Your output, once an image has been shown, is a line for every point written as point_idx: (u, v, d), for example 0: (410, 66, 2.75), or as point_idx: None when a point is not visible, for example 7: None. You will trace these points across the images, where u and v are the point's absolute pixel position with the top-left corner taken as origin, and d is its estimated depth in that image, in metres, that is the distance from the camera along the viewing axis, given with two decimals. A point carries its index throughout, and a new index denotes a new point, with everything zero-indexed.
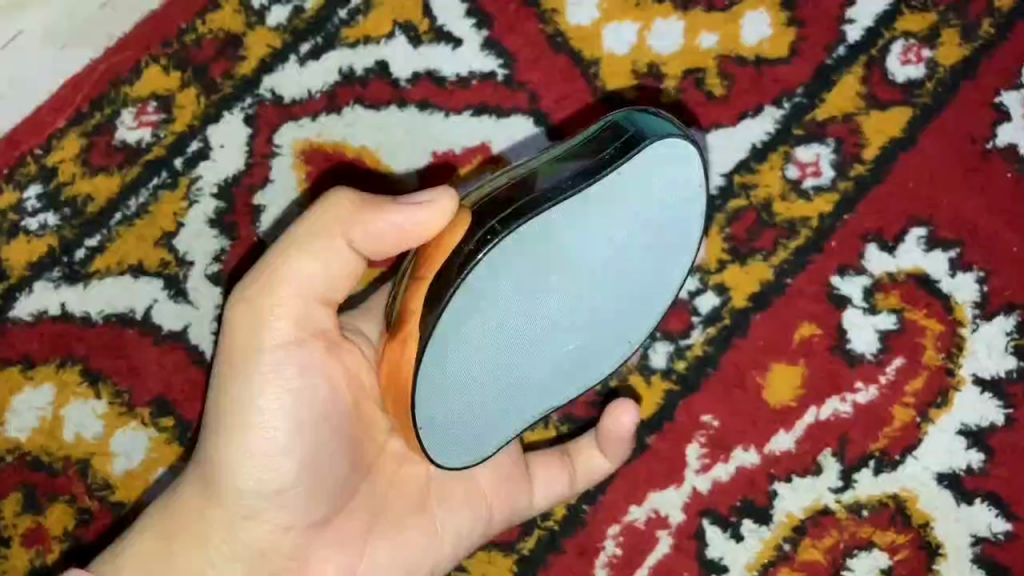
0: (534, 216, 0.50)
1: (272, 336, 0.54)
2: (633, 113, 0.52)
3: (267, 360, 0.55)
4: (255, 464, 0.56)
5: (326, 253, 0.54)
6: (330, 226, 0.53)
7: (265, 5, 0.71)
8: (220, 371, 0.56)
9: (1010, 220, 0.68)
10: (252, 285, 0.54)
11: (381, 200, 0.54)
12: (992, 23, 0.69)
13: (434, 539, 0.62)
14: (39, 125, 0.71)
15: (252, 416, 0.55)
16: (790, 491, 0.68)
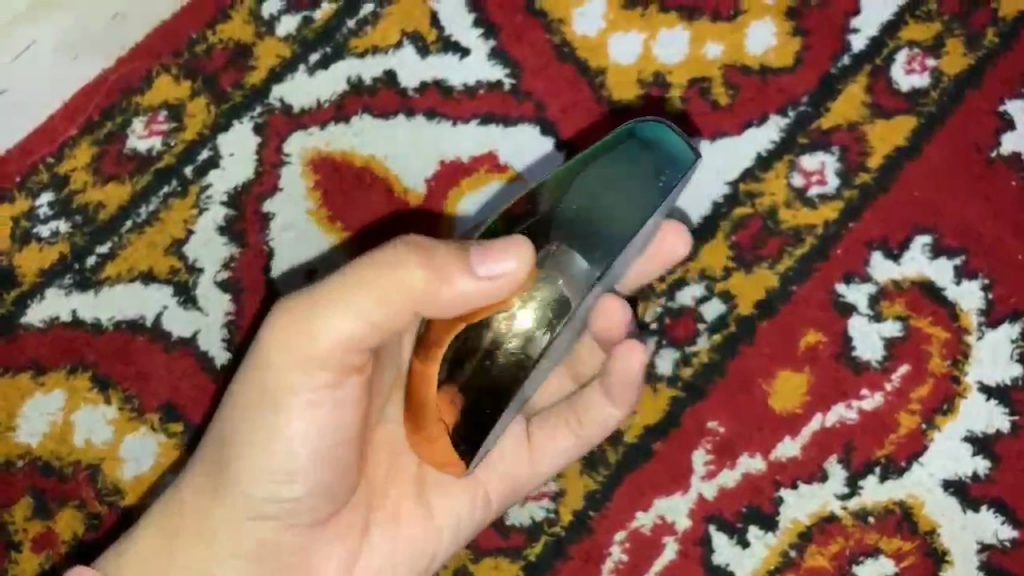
0: (559, 239, 0.56)
1: (304, 377, 0.53)
2: (634, 125, 0.58)
3: (297, 397, 0.54)
4: (269, 478, 0.56)
5: (375, 302, 0.51)
6: (394, 295, 0.51)
7: (274, 15, 0.72)
8: (253, 389, 0.55)
9: (1015, 228, 0.68)
10: (294, 332, 0.52)
11: (448, 263, 0.51)
12: (996, 32, 0.70)
13: (434, 529, 0.62)
14: (51, 134, 0.72)
15: (275, 440, 0.55)
16: (796, 498, 0.68)
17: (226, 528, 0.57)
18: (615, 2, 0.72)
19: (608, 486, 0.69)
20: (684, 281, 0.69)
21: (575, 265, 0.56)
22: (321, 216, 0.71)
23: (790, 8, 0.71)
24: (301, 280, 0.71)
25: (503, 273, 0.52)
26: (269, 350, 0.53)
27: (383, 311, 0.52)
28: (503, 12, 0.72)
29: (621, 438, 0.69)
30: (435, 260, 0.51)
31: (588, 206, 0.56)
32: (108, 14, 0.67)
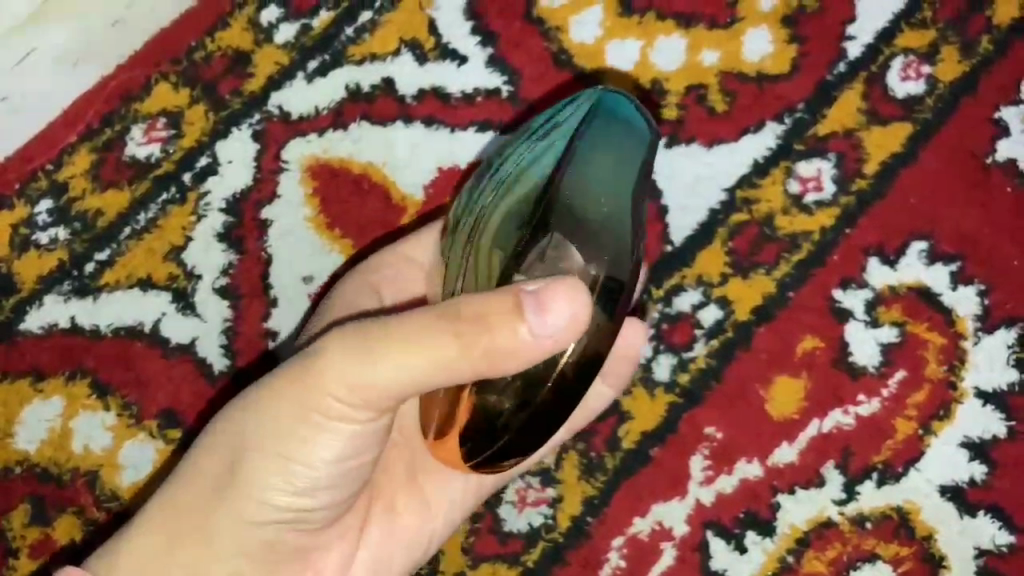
0: (561, 229, 0.48)
1: (353, 407, 0.51)
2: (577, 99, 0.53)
3: (342, 422, 0.52)
4: (292, 490, 0.54)
5: (429, 349, 0.47)
6: (448, 359, 0.46)
7: (273, 23, 0.72)
8: (285, 408, 0.52)
9: (1011, 234, 0.68)
10: (354, 367, 0.49)
11: (503, 314, 0.45)
12: (991, 40, 0.70)
13: (429, 515, 0.63)
14: (50, 141, 0.72)
15: (309, 458, 0.53)
16: (794, 503, 0.68)
17: (232, 530, 0.54)
18: (611, 10, 0.72)
19: (607, 492, 0.69)
20: (681, 287, 0.70)
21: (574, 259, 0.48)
22: (319, 224, 0.72)
23: (786, 16, 0.71)
24: (299, 286, 0.72)
25: (568, 324, 0.45)
26: (324, 371, 0.50)
27: (438, 373, 0.47)
28: (501, 20, 0.72)
29: (619, 444, 0.70)
30: (491, 318, 0.45)
31: (580, 182, 0.49)
32: (108, 21, 0.67)
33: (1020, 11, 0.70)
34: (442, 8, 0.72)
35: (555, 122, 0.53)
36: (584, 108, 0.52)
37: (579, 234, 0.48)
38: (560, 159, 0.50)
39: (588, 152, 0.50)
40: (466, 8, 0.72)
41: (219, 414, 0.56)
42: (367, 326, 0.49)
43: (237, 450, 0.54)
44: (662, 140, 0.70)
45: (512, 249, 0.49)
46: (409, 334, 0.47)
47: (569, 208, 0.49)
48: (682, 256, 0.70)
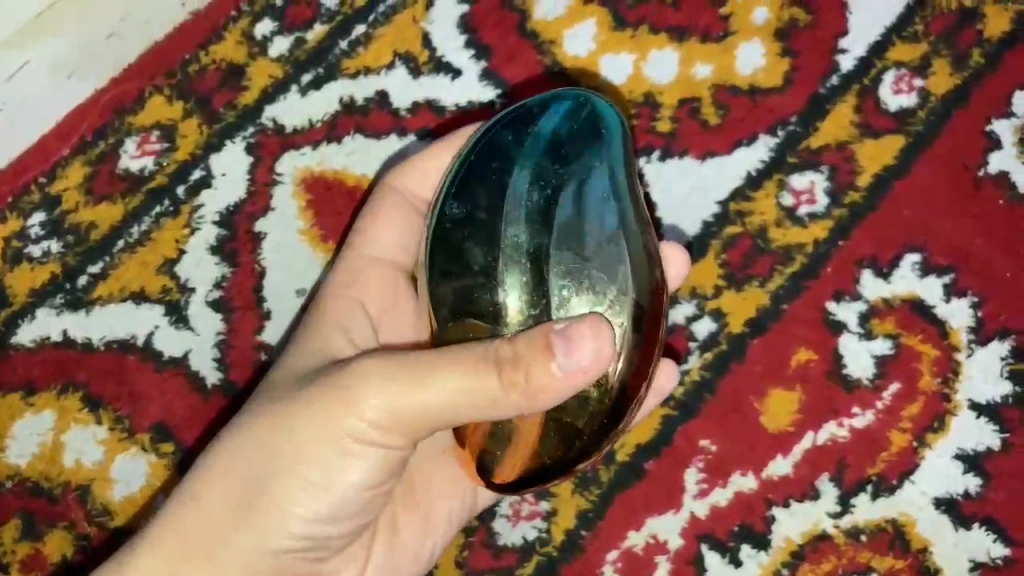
0: (604, 255, 0.48)
1: (385, 434, 0.51)
2: (538, 103, 0.51)
3: (372, 449, 0.52)
4: (309, 517, 0.53)
5: (468, 376, 0.47)
6: (484, 394, 0.47)
7: (267, 36, 0.73)
8: (315, 433, 0.52)
9: (1004, 247, 0.68)
10: (394, 392, 0.49)
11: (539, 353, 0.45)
12: (982, 53, 0.70)
13: (428, 530, 0.63)
14: (44, 154, 0.72)
15: (333, 483, 0.53)
16: (789, 516, 0.68)
17: (244, 554, 0.53)
18: (605, 24, 0.72)
19: (601, 505, 0.69)
20: (675, 300, 0.70)
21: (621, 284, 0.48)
22: (313, 237, 0.72)
23: (778, 30, 0.72)
24: (292, 299, 0.71)
25: (595, 361, 0.45)
26: (360, 394, 0.50)
27: (476, 403, 0.47)
28: (495, 33, 0.72)
29: (613, 457, 0.69)
30: (521, 360, 0.46)
31: (629, 212, 0.49)
32: (102, 34, 0.67)
33: (1010, 25, 0.71)
34: (436, 21, 0.73)
35: (561, 136, 0.50)
36: (587, 120, 0.50)
37: (644, 266, 0.49)
38: (600, 187, 0.49)
39: (621, 176, 0.50)
40: (460, 21, 0.73)
41: (230, 435, 0.54)
42: (397, 357, 0.50)
43: (257, 472, 0.53)
44: (656, 153, 0.71)
45: (586, 293, 0.48)
46: (444, 358, 0.48)
47: (631, 241, 0.49)
48: None
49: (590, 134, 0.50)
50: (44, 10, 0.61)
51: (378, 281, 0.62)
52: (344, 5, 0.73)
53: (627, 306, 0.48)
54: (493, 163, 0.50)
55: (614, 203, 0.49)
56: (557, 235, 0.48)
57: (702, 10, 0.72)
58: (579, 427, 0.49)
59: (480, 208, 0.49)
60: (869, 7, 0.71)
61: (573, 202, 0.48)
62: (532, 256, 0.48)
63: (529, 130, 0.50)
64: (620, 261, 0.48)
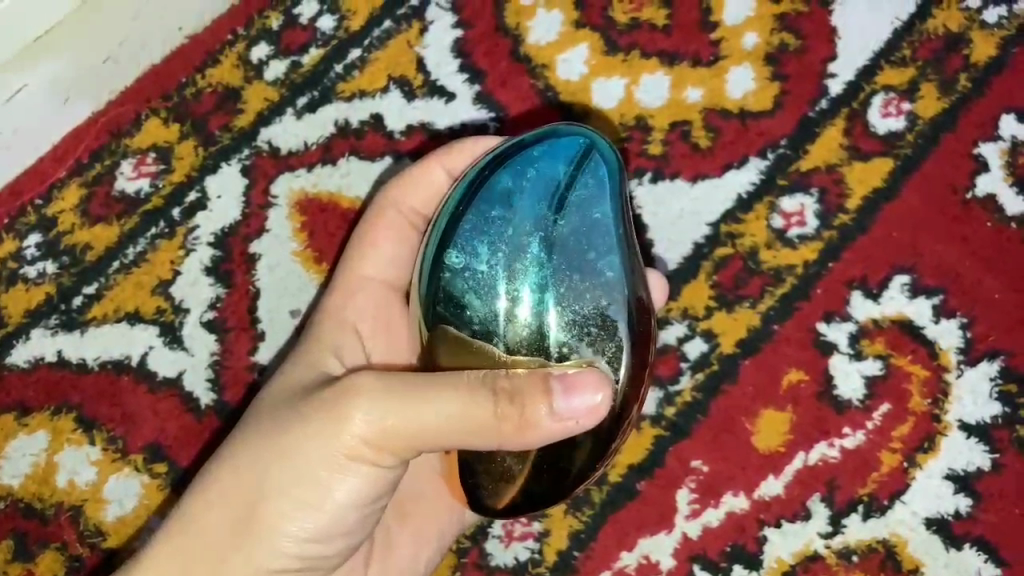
0: (603, 307, 0.49)
1: (375, 452, 0.51)
2: (538, 146, 0.50)
3: (363, 467, 0.52)
4: (300, 536, 0.53)
5: (464, 398, 0.47)
6: (476, 421, 0.47)
7: (263, 60, 0.73)
8: (306, 450, 0.52)
9: (992, 269, 0.69)
10: (385, 409, 0.50)
11: (531, 392, 0.47)
12: (969, 77, 0.71)
13: (420, 550, 0.63)
14: (40, 176, 0.72)
15: (324, 502, 0.53)
16: (781, 537, 0.68)
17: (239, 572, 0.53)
18: (597, 49, 0.73)
19: (593, 526, 0.69)
20: (667, 321, 0.70)
21: (620, 331, 0.49)
22: (307, 259, 0.72)
23: (768, 54, 0.73)
24: (286, 319, 0.72)
25: (590, 411, 0.47)
26: (350, 413, 0.51)
27: (466, 431, 0.48)
28: (488, 58, 0.73)
29: (606, 477, 0.70)
30: (515, 395, 0.47)
31: (627, 261, 0.50)
32: (100, 57, 0.68)
33: (996, 49, 0.72)
34: (431, 46, 0.74)
35: (560, 184, 0.50)
36: (587, 164, 0.50)
37: (640, 315, 0.50)
38: (599, 238, 0.49)
39: (620, 223, 0.50)
40: (454, 46, 0.74)
41: (224, 454, 0.55)
42: (394, 377, 0.50)
43: (253, 490, 0.53)
44: (647, 175, 0.71)
45: (587, 347, 0.49)
46: (437, 380, 0.48)
47: (629, 290, 0.50)
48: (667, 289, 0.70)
49: (589, 180, 0.50)
50: (41, 36, 0.63)
51: (371, 305, 0.63)
52: (339, 30, 0.74)
53: (624, 357, 0.49)
54: (492, 211, 0.50)
55: (614, 255, 0.49)
56: (559, 292, 0.48)
57: (692, 35, 0.73)
58: (573, 464, 0.51)
59: (480, 259, 0.49)
60: (857, 32, 0.72)
61: (573, 255, 0.49)
62: (534, 311, 0.48)
63: (529, 174, 0.50)
64: (619, 314, 0.49)
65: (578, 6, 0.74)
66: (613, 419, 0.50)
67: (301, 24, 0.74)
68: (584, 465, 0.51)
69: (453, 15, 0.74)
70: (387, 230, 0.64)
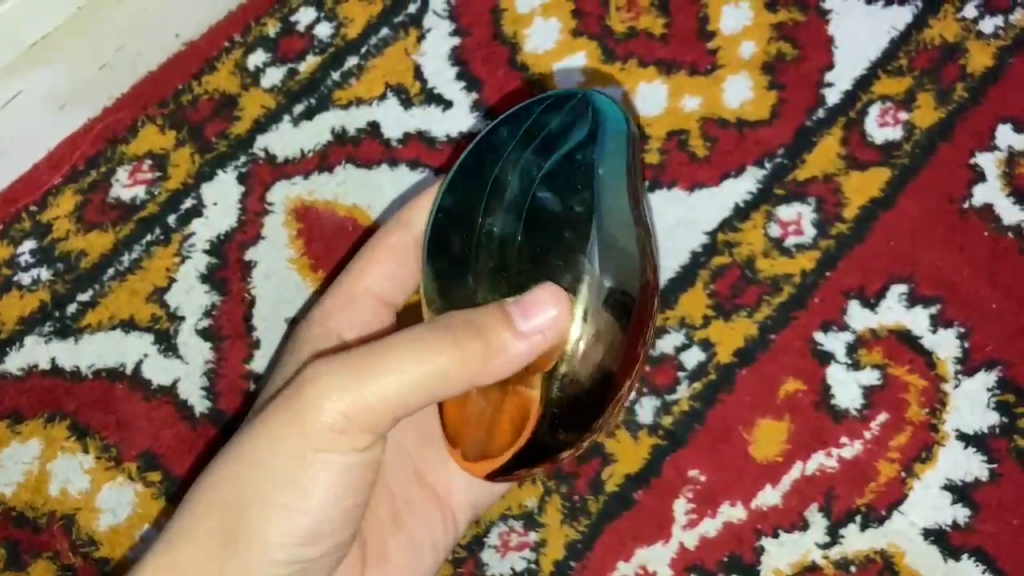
0: (569, 243, 0.48)
1: (352, 431, 0.51)
2: (541, 100, 0.52)
3: (337, 455, 0.52)
4: (291, 539, 0.53)
5: (432, 366, 0.47)
6: (442, 371, 0.47)
7: (260, 67, 0.73)
8: (282, 448, 0.51)
9: (990, 278, 0.69)
10: (350, 388, 0.49)
11: (491, 321, 0.47)
12: (965, 87, 0.71)
13: (418, 556, 0.63)
14: (36, 182, 0.72)
15: (309, 499, 0.52)
16: (778, 547, 0.68)
17: None
18: (594, 57, 0.73)
19: (589, 536, 0.69)
20: (664, 330, 0.70)
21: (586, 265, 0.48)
22: (304, 266, 0.72)
23: (765, 64, 0.73)
24: (281, 326, 0.71)
25: (551, 326, 0.46)
26: (318, 403, 0.50)
27: (436, 384, 0.48)
28: (486, 66, 0.73)
29: (603, 487, 0.70)
30: (481, 334, 0.47)
31: (609, 206, 0.49)
32: (96, 64, 0.69)
33: (993, 59, 0.71)
34: (427, 54, 0.74)
35: (543, 130, 0.51)
36: (581, 117, 0.51)
37: (617, 262, 0.49)
38: (577, 178, 0.49)
39: (607, 171, 0.50)
40: (452, 54, 0.74)
41: (204, 476, 0.53)
42: (354, 353, 0.50)
43: (240, 503, 0.52)
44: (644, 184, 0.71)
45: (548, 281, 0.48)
46: (395, 348, 0.48)
47: (602, 231, 0.48)
48: (664, 298, 0.70)
49: (574, 127, 0.51)
50: (40, 39, 0.63)
51: (365, 320, 0.63)
52: (337, 37, 0.74)
53: (586, 296, 0.48)
54: (484, 154, 0.52)
55: (592, 195, 0.49)
56: (525, 224, 0.49)
57: (690, 44, 0.73)
58: (535, 432, 0.50)
59: (465, 197, 0.51)
60: (854, 42, 0.72)
61: (548, 192, 0.49)
62: (500, 243, 0.49)
63: (526, 123, 0.52)
64: (584, 251, 0.48)
65: (576, 15, 0.74)
66: (586, 391, 0.49)
67: (298, 31, 0.74)
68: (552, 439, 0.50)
69: (450, 23, 0.74)
70: (388, 253, 0.63)
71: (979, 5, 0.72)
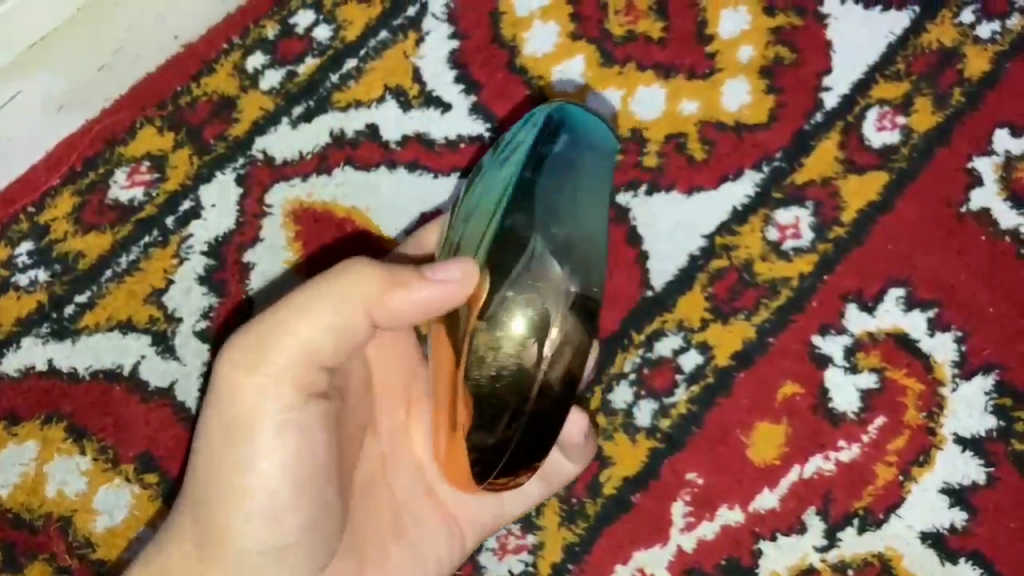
0: (506, 221, 0.54)
1: (272, 392, 0.54)
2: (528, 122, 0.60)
3: (270, 423, 0.54)
4: (257, 515, 0.55)
5: (330, 308, 0.54)
6: (358, 297, 0.54)
7: (258, 69, 0.73)
8: (212, 428, 0.55)
9: (987, 283, 0.69)
10: (255, 355, 0.54)
11: (406, 278, 0.54)
12: (963, 91, 0.71)
13: (420, 562, 0.65)
14: (34, 184, 0.72)
15: (251, 476, 0.54)
16: (776, 550, 0.69)
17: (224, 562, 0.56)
18: (593, 60, 0.73)
19: (587, 538, 0.70)
20: (662, 333, 0.70)
21: (553, 271, 0.53)
22: (303, 267, 0.72)
23: (763, 67, 0.72)
24: None
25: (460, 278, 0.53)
26: (233, 379, 0.54)
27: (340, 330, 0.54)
28: (485, 69, 0.73)
29: (600, 489, 0.70)
30: (391, 282, 0.54)
31: (549, 194, 0.54)
32: (95, 65, 0.69)
33: (991, 63, 0.71)
34: (426, 57, 0.73)
35: (522, 143, 0.58)
36: (551, 130, 0.57)
37: (549, 238, 0.53)
38: (526, 173, 0.55)
39: (556, 169, 0.55)
40: (450, 56, 0.73)
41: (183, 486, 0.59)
42: (252, 325, 0.54)
43: (199, 490, 0.56)
44: (643, 187, 0.72)
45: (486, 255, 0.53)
46: (294, 312, 0.54)
47: (536, 212, 0.53)
48: (662, 301, 0.70)
49: (550, 134, 0.57)
50: (40, 40, 0.63)
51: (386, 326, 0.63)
52: (335, 39, 0.73)
53: (518, 268, 0.52)
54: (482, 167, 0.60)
55: (534, 184, 0.54)
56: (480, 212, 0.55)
57: (688, 47, 0.73)
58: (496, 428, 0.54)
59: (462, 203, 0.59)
60: (853, 47, 0.72)
61: (503, 185, 0.55)
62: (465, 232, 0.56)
63: (514, 140, 0.59)
64: (517, 226, 0.53)
65: (575, 18, 0.73)
66: (550, 397, 0.53)
67: (296, 33, 0.73)
68: (521, 439, 0.54)
69: (448, 26, 0.74)
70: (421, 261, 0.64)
71: (976, 11, 0.72)
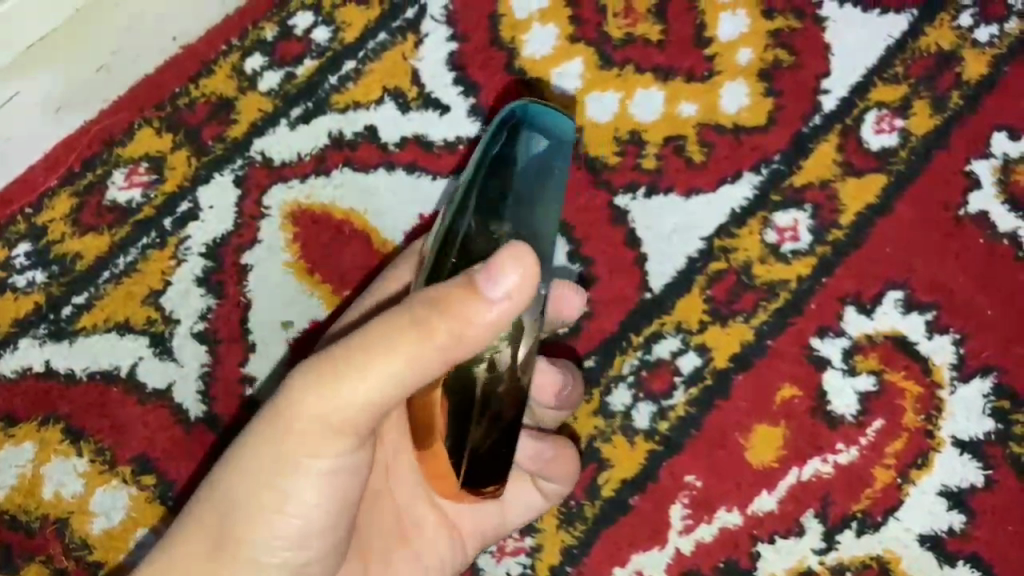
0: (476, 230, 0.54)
1: (330, 422, 0.51)
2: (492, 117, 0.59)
3: (321, 460, 0.53)
4: (283, 537, 0.54)
5: (404, 348, 0.48)
6: (423, 354, 0.48)
7: (257, 70, 0.73)
8: (262, 451, 0.52)
9: (985, 285, 0.69)
10: (325, 391, 0.50)
11: (460, 297, 0.48)
12: (961, 95, 0.71)
13: (421, 565, 0.65)
14: (31, 184, 0.72)
15: (291, 509, 0.54)
16: (774, 553, 0.69)
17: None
18: (592, 63, 0.73)
19: (586, 541, 0.70)
20: (660, 335, 0.70)
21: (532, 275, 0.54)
22: (300, 270, 0.72)
23: (762, 70, 0.72)
24: (278, 330, 0.72)
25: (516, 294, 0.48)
26: (296, 409, 0.51)
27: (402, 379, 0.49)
28: (484, 71, 0.73)
29: (599, 492, 0.70)
30: (447, 308, 0.48)
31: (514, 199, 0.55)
32: (93, 66, 0.69)
33: (989, 66, 0.71)
34: (425, 58, 0.73)
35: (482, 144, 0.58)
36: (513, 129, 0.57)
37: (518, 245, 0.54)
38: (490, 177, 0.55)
39: (519, 173, 0.56)
40: (448, 58, 0.73)
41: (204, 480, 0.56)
42: (330, 350, 0.50)
43: (230, 505, 0.54)
44: (641, 189, 0.72)
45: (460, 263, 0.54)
46: (370, 349, 0.49)
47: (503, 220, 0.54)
48: (660, 304, 0.70)
49: (509, 133, 0.57)
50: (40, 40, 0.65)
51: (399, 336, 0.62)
52: (334, 41, 0.73)
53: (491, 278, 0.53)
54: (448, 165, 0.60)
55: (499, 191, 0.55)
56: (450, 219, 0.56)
57: (687, 50, 0.73)
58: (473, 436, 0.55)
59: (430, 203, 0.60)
60: (851, 50, 0.72)
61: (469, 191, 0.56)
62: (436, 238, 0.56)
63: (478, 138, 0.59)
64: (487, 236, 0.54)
65: (573, 20, 0.73)
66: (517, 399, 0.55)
67: (295, 35, 0.73)
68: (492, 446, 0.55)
69: (447, 27, 0.74)
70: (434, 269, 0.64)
71: (974, 14, 0.72)
